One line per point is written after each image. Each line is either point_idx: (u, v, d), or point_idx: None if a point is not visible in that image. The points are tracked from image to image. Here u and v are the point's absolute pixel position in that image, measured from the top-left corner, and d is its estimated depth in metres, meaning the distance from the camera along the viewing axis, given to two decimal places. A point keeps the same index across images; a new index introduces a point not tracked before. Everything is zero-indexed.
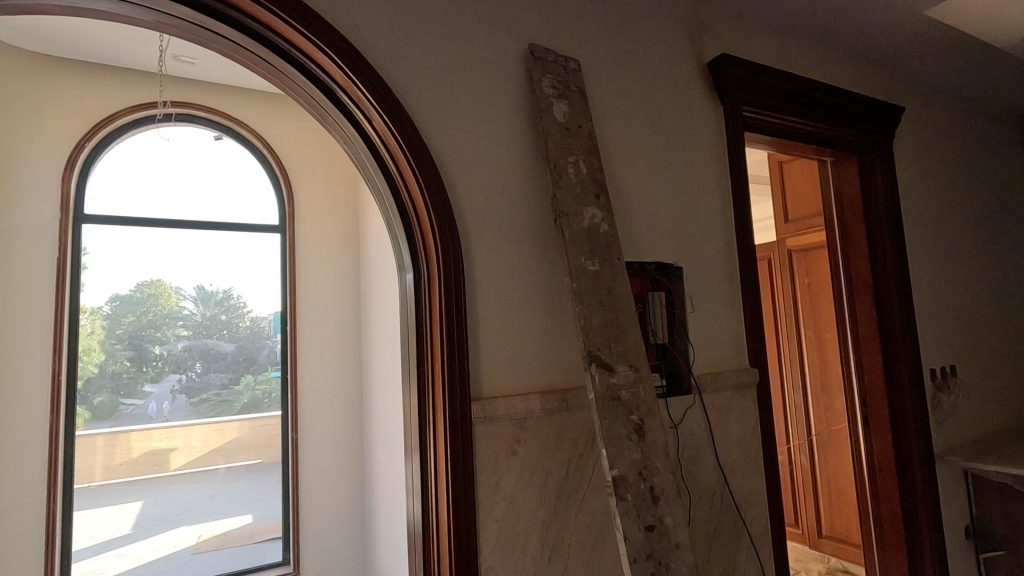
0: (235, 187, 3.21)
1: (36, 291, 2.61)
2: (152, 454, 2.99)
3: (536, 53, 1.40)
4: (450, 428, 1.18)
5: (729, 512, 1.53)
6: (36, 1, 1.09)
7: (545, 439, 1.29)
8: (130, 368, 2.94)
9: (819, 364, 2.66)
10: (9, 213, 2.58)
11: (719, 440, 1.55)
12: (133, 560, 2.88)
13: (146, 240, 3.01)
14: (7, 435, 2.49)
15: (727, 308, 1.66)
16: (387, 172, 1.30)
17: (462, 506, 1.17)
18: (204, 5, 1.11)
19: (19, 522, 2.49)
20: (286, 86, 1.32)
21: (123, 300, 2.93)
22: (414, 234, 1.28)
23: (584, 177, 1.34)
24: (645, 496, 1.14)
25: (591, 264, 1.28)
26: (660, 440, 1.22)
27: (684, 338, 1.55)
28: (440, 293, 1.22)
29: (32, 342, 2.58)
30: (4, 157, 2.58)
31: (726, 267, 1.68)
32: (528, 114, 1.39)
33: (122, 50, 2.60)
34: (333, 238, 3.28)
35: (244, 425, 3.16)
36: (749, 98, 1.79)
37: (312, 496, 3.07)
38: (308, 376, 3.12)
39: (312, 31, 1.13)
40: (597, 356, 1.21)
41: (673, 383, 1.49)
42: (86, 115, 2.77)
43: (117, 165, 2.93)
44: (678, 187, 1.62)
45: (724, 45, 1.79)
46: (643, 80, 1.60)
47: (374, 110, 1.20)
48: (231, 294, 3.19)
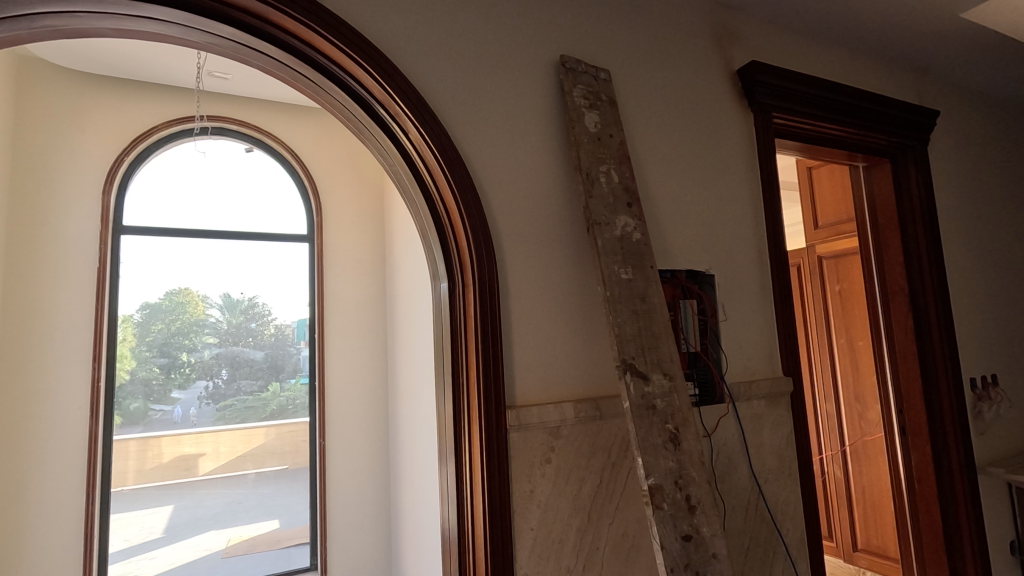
0: (264, 198, 3.29)
1: (78, 301, 2.70)
2: (182, 459, 3.07)
3: (567, 64, 1.41)
4: (485, 434, 1.19)
5: (764, 522, 1.51)
6: (92, 24, 1.14)
7: (579, 448, 1.29)
8: (159, 375, 3.02)
9: (852, 372, 2.61)
10: (53, 225, 2.68)
11: (752, 449, 1.53)
12: (165, 562, 2.94)
13: (179, 249, 3.09)
14: (50, 438, 2.58)
15: (759, 316, 1.65)
16: (422, 183, 1.32)
17: (497, 513, 1.18)
18: (249, 24, 1.15)
19: (59, 525, 2.57)
20: (324, 101, 1.36)
21: (153, 307, 3.00)
22: (448, 244, 1.30)
23: (616, 185, 1.35)
24: (681, 505, 1.14)
25: (624, 273, 1.28)
26: (696, 449, 1.21)
27: (716, 346, 1.54)
28: (474, 302, 1.24)
29: (71, 349, 2.66)
30: (49, 171, 2.69)
31: (758, 274, 1.67)
32: (560, 125, 1.41)
33: (159, 67, 2.70)
34: (359, 247, 3.33)
35: (270, 431, 3.22)
36: (780, 104, 1.78)
37: (340, 502, 3.10)
38: (336, 382, 3.17)
39: (351, 47, 1.16)
40: (631, 364, 1.21)
41: (705, 391, 1.48)
42: (125, 130, 2.87)
43: (154, 178, 3.03)
44: (708, 194, 1.62)
45: (753, 52, 1.79)
46: (672, 88, 1.60)
47: (410, 123, 1.22)
48: (256, 302, 3.26)
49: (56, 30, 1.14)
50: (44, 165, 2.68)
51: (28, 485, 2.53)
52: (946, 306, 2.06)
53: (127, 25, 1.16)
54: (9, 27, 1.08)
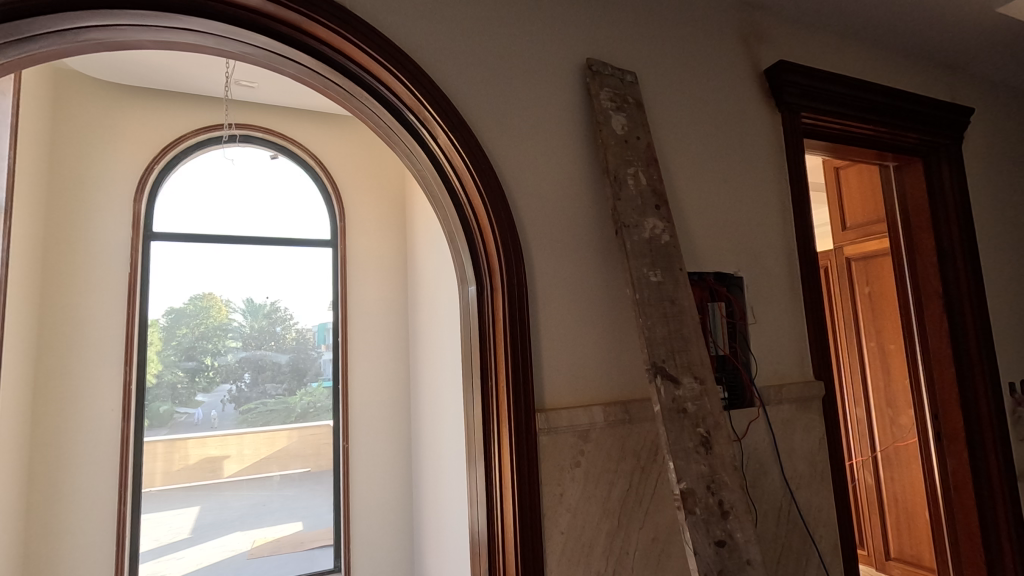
0: (289, 204, 3.34)
1: (111, 306, 2.78)
2: (207, 461, 3.11)
3: (593, 67, 1.41)
4: (515, 436, 1.20)
5: (797, 529, 1.48)
6: (133, 37, 1.18)
7: (609, 451, 1.28)
8: (184, 378, 3.05)
9: (883, 376, 2.55)
10: (87, 233, 2.76)
11: (784, 454, 1.51)
12: (192, 563, 2.99)
13: (207, 255, 3.15)
14: (84, 441, 2.65)
15: (789, 318, 1.62)
16: (451, 187, 1.33)
17: (528, 516, 1.18)
18: (283, 33, 1.18)
19: (93, 525, 2.64)
20: (354, 108, 1.38)
21: (178, 312, 3.05)
22: (476, 247, 1.31)
23: (644, 188, 1.35)
24: (714, 510, 1.12)
25: (653, 275, 1.28)
26: (728, 453, 1.20)
27: (745, 349, 1.51)
28: (503, 306, 1.24)
29: (103, 353, 2.73)
30: (83, 181, 2.77)
31: (787, 276, 1.64)
32: (586, 128, 1.41)
33: (189, 77, 2.77)
34: (382, 251, 3.36)
35: (293, 434, 3.25)
36: (807, 103, 1.76)
37: (364, 505, 3.13)
38: (359, 386, 3.20)
39: (382, 54, 1.18)
40: (662, 367, 1.20)
41: (734, 394, 1.46)
42: (155, 139, 2.95)
43: (183, 186, 3.10)
44: (736, 195, 1.60)
45: (781, 51, 1.77)
46: (699, 89, 1.59)
47: (439, 128, 1.24)
48: (277, 306, 3.30)
49: (98, 43, 1.18)
50: (78, 175, 2.77)
51: (64, 486, 2.60)
52: (982, 308, 2.00)
53: (165, 37, 1.19)
54: (55, 41, 1.12)
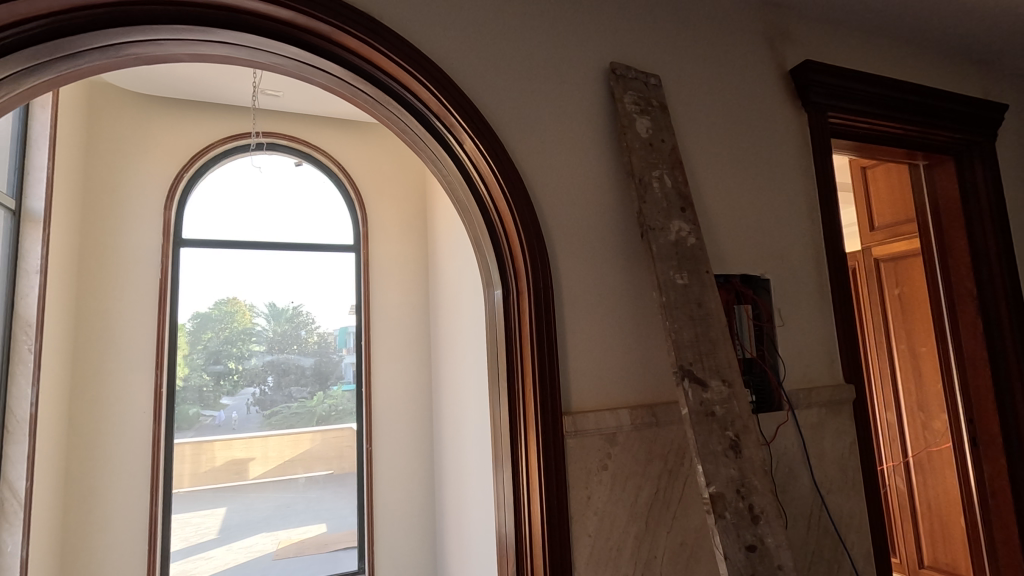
0: (312, 210, 3.40)
1: (142, 312, 2.86)
2: (234, 463, 3.16)
3: (617, 70, 1.42)
4: (542, 439, 1.20)
5: (828, 535, 1.46)
6: (170, 51, 1.22)
7: (636, 454, 1.28)
8: (209, 381, 3.12)
9: (914, 379, 2.50)
10: (121, 240, 2.85)
11: (814, 459, 1.49)
12: (220, 563, 3.04)
13: (234, 261, 3.22)
14: (117, 443, 2.73)
15: (817, 322, 1.60)
16: (476, 192, 1.35)
17: (556, 519, 1.18)
18: (313, 44, 1.21)
19: (126, 524, 2.71)
20: (382, 116, 1.40)
21: (203, 316, 3.12)
22: (502, 252, 1.32)
23: (669, 191, 1.35)
24: (744, 514, 1.11)
25: (680, 278, 1.27)
26: (758, 457, 1.18)
27: (773, 352, 1.50)
28: (530, 310, 1.25)
29: (135, 357, 2.82)
30: (117, 190, 2.86)
31: (815, 278, 1.62)
32: (611, 131, 1.41)
33: (218, 88, 2.84)
34: (403, 255, 3.40)
35: (317, 436, 3.30)
36: (834, 103, 1.74)
37: (387, 507, 3.16)
38: (382, 389, 3.24)
39: (409, 62, 1.20)
40: (689, 370, 1.20)
41: (762, 398, 1.45)
42: (185, 148, 3.03)
43: (211, 193, 3.18)
44: (762, 196, 1.59)
45: (807, 51, 1.75)
46: (723, 90, 1.59)
47: (466, 134, 1.25)
48: (300, 310, 3.35)
49: (137, 58, 1.23)
50: (113, 184, 2.86)
51: (99, 486, 2.68)
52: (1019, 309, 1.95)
53: (200, 50, 1.23)
54: (98, 57, 1.17)
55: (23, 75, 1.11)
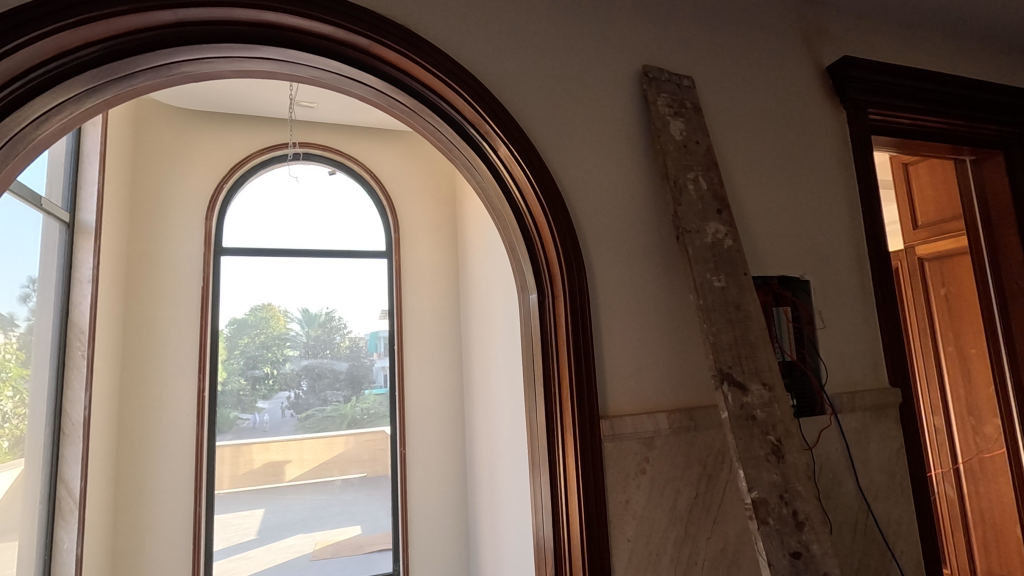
0: (346, 218, 3.47)
1: (185, 319, 2.96)
2: (271, 465, 3.24)
3: (649, 73, 1.42)
4: (580, 443, 1.21)
5: (875, 542, 1.42)
6: (217, 67, 1.27)
7: (674, 458, 1.27)
8: (246, 386, 3.20)
9: (963, 381, 2.41)
10: (166, 251, 2.97)
11: (859, 464, 1.45)
12: (259, 563, 3.12)
13: (272, 268, 3.31)
14: (163, 445, 2.84)
15: (860, 324, 1.56)
16: (511, 198, 1.36)
17: (594, 523, 1.18)
18: (352, 57, 1.24)
19: (172, 524, 2.81)
20: (418, 125, 1.43)
21: (240, 322, 3.20)
22: (537, 256, 1.33)
23: (704, 193, 1.34)
24: (788, 521, 1.09)
25: (717, 281, 1.26)
26: (801, 462, 1.16)
27: (813, 355, 1.47)
28: (565, 314, 1.25)
29: (179, 362, 2.92)
30: (162, 203, 2.98)
31: (857, 279, 1.58)
32: (644, 134, 1.41)
33: (256, 100, 2.94)
34: (433, 260, 3.44)
35: (350, 439, 3.36)
36: (874, 99, 1.70)
37: (421, 510, 3.19)
38: (415, 394, 3.28)
39: (444, 72, 1.23)
40: (728, 374, 1.19)
41: (804, 402, 1.42)
42: (225, 160, 3.14)
43: (250, 203, 3.29)
44: (800, 197, 1.56)
45: (845, 47, 1.71)
46: (759, 90, 1.57)
47: (500, 141, 1.27)
48: (333, 315, 3.42)
49: (187, 76, 1.28)
50: (158, 197, 2.98)
51: (147, 487, 2.79)
52: None
53: (245, 67, 1.28)
54: (152, 76, 1.22)
55: (85, 96, 1.17)
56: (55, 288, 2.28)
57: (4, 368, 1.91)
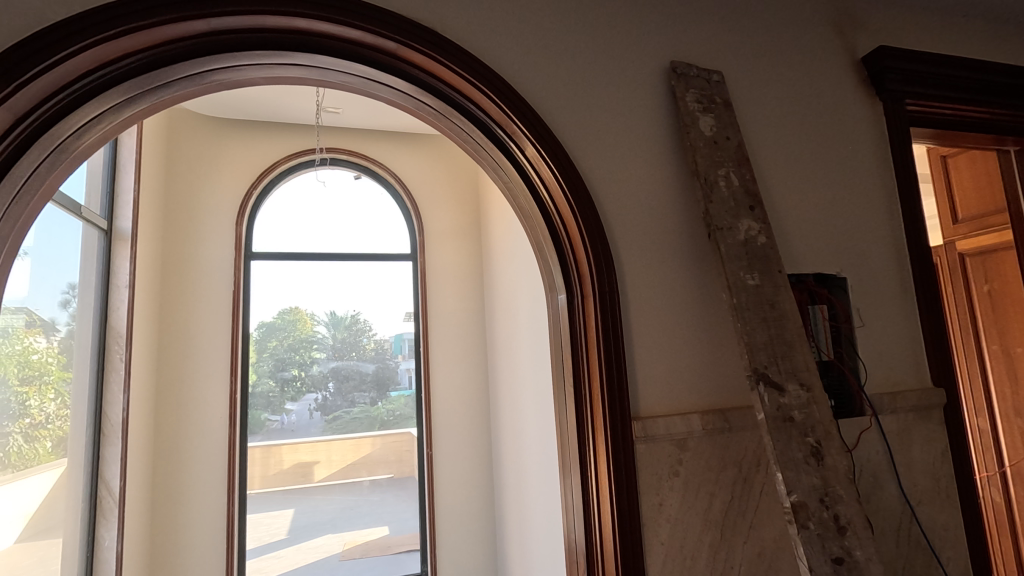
0: (371, 221, 3.51)
1: (217, 322, 3.03)
2: (300, 466, 3.29)
3: (678, 69, 1.39)
4: (611, 444, 1.19)
5: (919, 548, 1.37)
6: (248, 75, 1.29)
7: (708, 460, 1.24)
8: (275, 388, 3.25)
9: (1008, 381, 2.31)
10: (198, 256, 3.04)
11: (901, 467, 1.40)
12: (290, 562, 3.17)
13: (300, 272, 3.37)
14: (197, 446, 2.90)
15: (901, 322, 1.51)
16: (539, 198, 1.35)
17: (627, 525, 1.16)
18: (379, 61, 1.25)
19: (206, 524, 2.86)
20: (445, 128, 1.44)
21: (268, 326, 3.26)
22: (566, 257, 1.32)
23: (736, 189, 1.31)
24: (829, 525, 1.05)
25: (751, 279, 1.24)
26: (843, 465, 1.12)
27: (852, 355, 1.42)
28: (595, 315, 1.24)
29: (211, 365, 2.98)
30: (193, 209, 3.06)
31: (897, 276, 1.53)
32: (673, 131, 1.39)
33: (283, 107, 2.99)
34: (458, 261, 3.46)
35: (377, 441, 3.40)
36: (911, 90, 1.65)
37: (448, 511, 3.20)
38: (441, 396, 3.29)
39: (471, 73, 1.23)
40: (764, 374, 1.16)
41: (842, 402, 1.38)
42: (254, 166, 3.20)
43: (279, 208, 3.35)
44: (836, 192, 1.51)
45: (880, 36, 1.66)
46: (791, 82, 1.53)
47: (527, 141, 1.26)
48: (358, 318, 3.46)
49: (219, 84, 1.31)
50: (190, 204, 3.05)
51: (181, 488, 2.85)
52: None
53: (276, 73, 1.30)
54: (186, 85, 1.25)
55: (122, 106, 1.20)
56: (94, 294, 2.35)
57: (46, 372, 1.98)
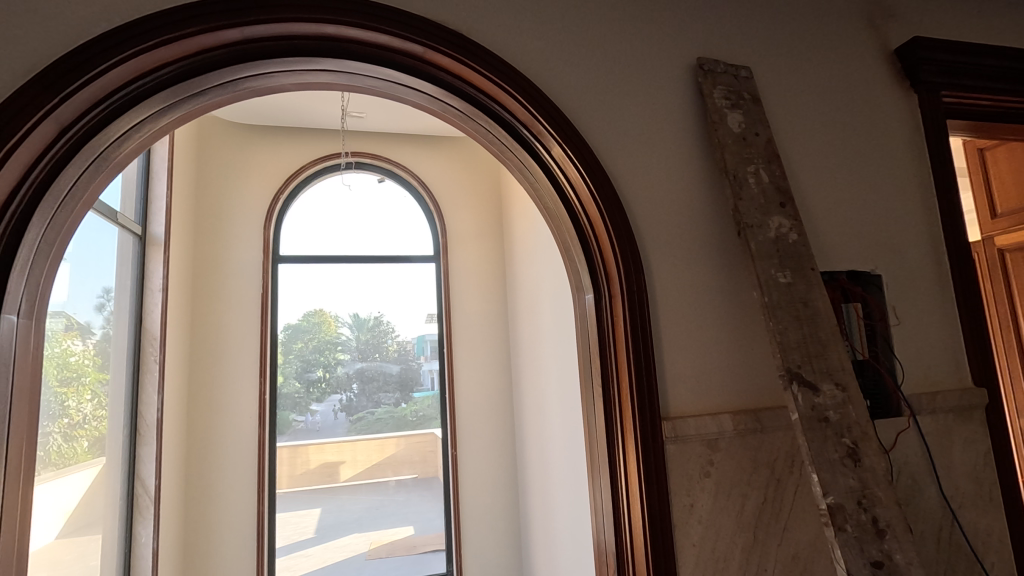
0: (395, 224, 3.55)
1: (246, 324, 3.09)
2: (326, 466, 3.34)
3: (705, 65, 1.38)
4: (640, 445, 1.18)
5: (961, 552, 1.33)
6: (279, 81, 1.32)
7: (741, 461, 1.23)
8: (299, 389, 3.30)
9: None
10: (228, 260, 3.11)
11: (941, 469, 1.36)
12: (317, 560, 3.22)
13: (326, 275, 3.43)
14: (228, 445, 2.97)
15: (939, 320, 1.46)
16: (565, 198, 1.35)
17: (658, 527, 1.16)
18: (406, 65, 1.27)
19: (237, 522, 2.93)
20: (471, 130, 1.44)
21: (294, 328, 3.32)
22: (593, 257, 1.32)
23: (766, 186, 1.29)
24: (867, 527, 1.03)
25: (783, 277, 1.21)
26: (881, 466, 1.09)
27: (888, 353, 1.39)
28: (624, 315, 1.23)
29: (241, 365, 3.05)
30: (223, 213, 3.13)
31: (934, 273, 1.49)
32: (700, 128, 1.37)
33: (309, 112, 3.05)
34: (480, 263, 3.47)
35: (401, 441, 3.44)
36: (948, 81, 1.60)
37: (473, 511, 3.21)
38: (465, 396, 3.30)
39: (497, 75, 1.23)
40: (797, 373, 1.14)
41: (879, 402, 1.34)
42: (281, 171, 3.27)
43: (305, 212, 3.41)
44: (869, 187, 1.48)
45: (915, 26, 1.62)
46: (821, 76, 1.50)
47: (554, 141, 1.26)
48: (381, 320, 3.50)
49: (251, 91, 1.34)
50: (219, 209, 3.12)
51: (213, 487, 2.92)
52: None
53: (306, 79, 1.33)
54: (219, 93, 1.28)
55: (159, 115, 1.24)
56: (129, 298, 2.43)
57: (83, 373, 2.05)
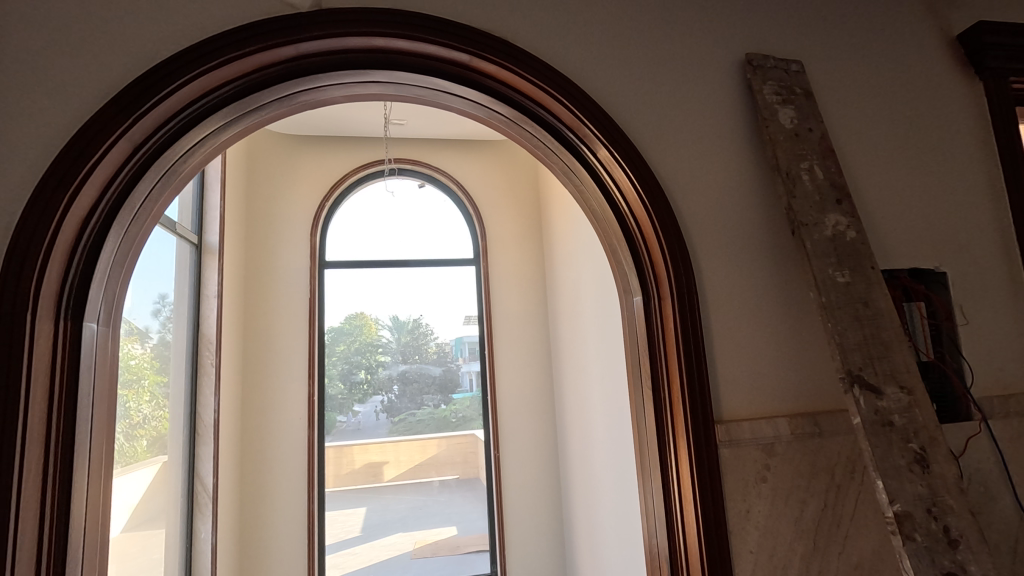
0: (435, 228, 3.61)
1: (295, 327, 3.20)
2: (371, 466, 3.41)
3: (754, 61, 1.35)
4: (693, 449, 1.16)
5: None
6: (331, 93, 1.36)
7: (798, 467, 1.19)
8: (343, 390, 3.38)
9: None
10: (278, 266, 3.22)
11: (1015, 477, 1.29)
12: (364, 559, 3.29)
13: (369, 279, 3.51)
14: (280, 445, 3.07)
15: (1011, 319, 1.39)
16: (612, 199, 1.35)
17: (713, 531, 1.14)
18: (452, 73, 1.29)
19: (290, 520, 3.02)
20: (516, 134, 1.46)
21: (337, 330, 3.41)
22: (641, 258, 1.31)
23: (822, 182, 1.25)
24: (938, 536, 0.98)
25: (840, 276, 1.18)
26: (952, 473, 1.04)
27: (955, 354, 1.32)
28: (674, 317, 1.22)
29: (291, 366, 3.15)
30: (272, 221, 3.24)
31: (1005, 270, 1.41)
32: (750, 125, 1.34)
33: (353, 121, 3.13)
34: (519, 264, 3.49)
35: (443, 442, 3.50)
36: (1016, 67, 1.52)
37: (517, 513, 3.21)
38: (507, 397, 3.32)
39: (543, 80, 1.24)
40: (859, 376, 1.10)
41: (947, 405, 1.29)
42: (325, 179, 3.36)
43: (348, 218, 3.50)
44: (932, 181, 1.42)
45: (979, 11, 1.54)
46: (877, 68, 1.45)
47: (600, 143, 1.26)
48: (420, 322, 3.56)
49: (305, 105, 1.39)
50: (269, 217, 3.24)
51: (266, 485, 3.03)
52: None
53: (357, 91, 1.37)
54: (275, 107, 1.34)
55: (221, 130, 1.30)
56: (186, 304, 2.55)
57: (143, 376, 2.14)
